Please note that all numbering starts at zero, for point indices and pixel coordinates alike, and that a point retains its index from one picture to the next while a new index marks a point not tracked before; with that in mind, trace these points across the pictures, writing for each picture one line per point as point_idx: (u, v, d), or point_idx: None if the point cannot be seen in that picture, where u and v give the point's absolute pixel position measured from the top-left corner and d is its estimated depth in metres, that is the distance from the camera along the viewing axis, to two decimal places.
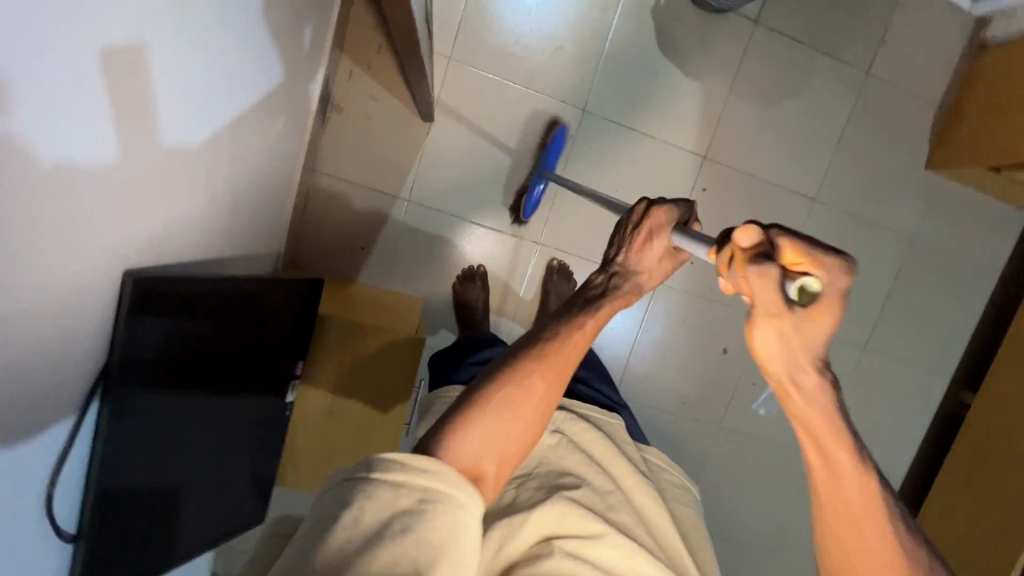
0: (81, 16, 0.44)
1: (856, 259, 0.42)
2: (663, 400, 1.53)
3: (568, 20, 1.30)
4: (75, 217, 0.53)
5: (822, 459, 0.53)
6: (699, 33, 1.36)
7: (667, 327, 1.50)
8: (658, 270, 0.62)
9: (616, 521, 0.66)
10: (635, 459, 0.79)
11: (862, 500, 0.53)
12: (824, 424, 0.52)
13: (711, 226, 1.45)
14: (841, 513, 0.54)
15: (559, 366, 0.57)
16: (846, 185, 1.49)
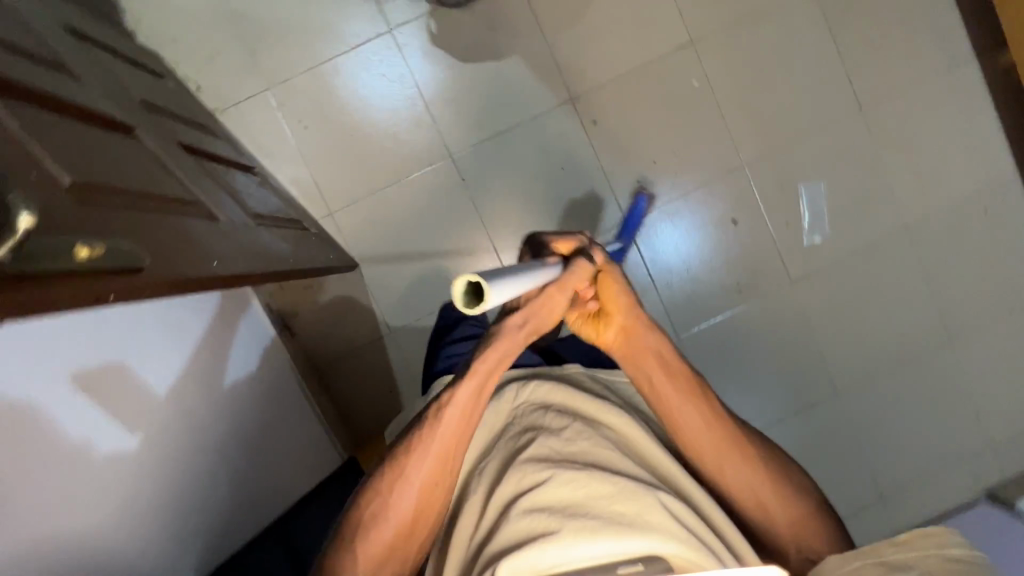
0: (60, 356, 0.68)
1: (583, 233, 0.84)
2: (721, 302, 1.46)
3: (383, 110, 1.40)
4: (103, 490, 0.72)
5: (716, 442, 0.76)
6: (483, 20, 1.38)
7: (670, 245, 1.45)
8: (546, 309, 0.75)
9: (578, 456, 0.66)
10: (596, 390, 0.84)
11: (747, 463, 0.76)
12: (682, 389, 0.78)
13: (629, 141, 1.42)
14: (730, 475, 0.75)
15: (434, 442, 0.72)
16: (710, 5, 1.39)
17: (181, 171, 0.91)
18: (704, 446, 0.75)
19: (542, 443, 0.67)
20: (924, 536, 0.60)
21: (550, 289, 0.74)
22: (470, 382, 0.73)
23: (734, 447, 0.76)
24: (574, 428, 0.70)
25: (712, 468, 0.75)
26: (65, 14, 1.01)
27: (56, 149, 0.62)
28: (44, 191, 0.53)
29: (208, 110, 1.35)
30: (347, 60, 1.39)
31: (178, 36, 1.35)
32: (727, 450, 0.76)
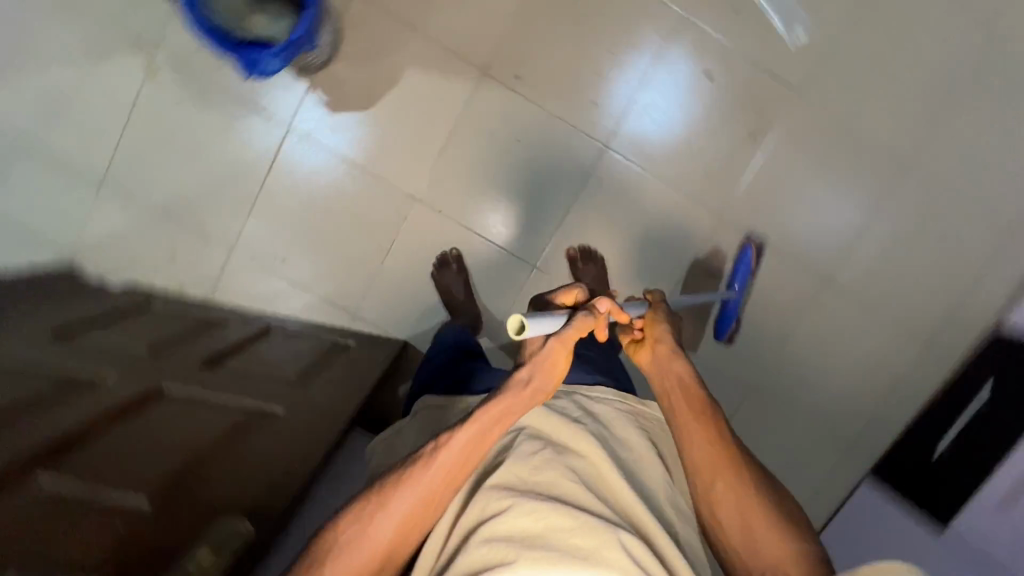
0: None
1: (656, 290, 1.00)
2: (743, 156, 1.37)
3: (331, 200, 1.35)
4: None
5: (709, 458, 0.78)
6: (357, 57, 1.29)
7: (662, 139, 1.36)
8: (547, 362, 0.71)
9: (540, 489, 0.67)
10: (568, 411, 0.79)
11: (741, 490, 0.75)
12: (694, 406, 0.83)
13: (563, 72, 1.32)
14: (721, 490, 0.76)
15: (428, 482, 0.67)
16: None
17: (226, 394, 0.95)
18: (700, 453, 0.78)
19: (506, 471, 0.69)
20: None
21: (559, 337, 0.71)
22: (470, 427, 0.69)
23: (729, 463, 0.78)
24: (545, 454, 0.70)
25: (705, 475, 0.77)
26: (34, 321, 1.01)
27: (116, 479, 0.70)
28: (106, 534, 0.65)
29: (202, 302, 1.37)
30: (273, 178, 1.34)
31: (135, 258, 1.37)
32: (721, 464, 0.77)
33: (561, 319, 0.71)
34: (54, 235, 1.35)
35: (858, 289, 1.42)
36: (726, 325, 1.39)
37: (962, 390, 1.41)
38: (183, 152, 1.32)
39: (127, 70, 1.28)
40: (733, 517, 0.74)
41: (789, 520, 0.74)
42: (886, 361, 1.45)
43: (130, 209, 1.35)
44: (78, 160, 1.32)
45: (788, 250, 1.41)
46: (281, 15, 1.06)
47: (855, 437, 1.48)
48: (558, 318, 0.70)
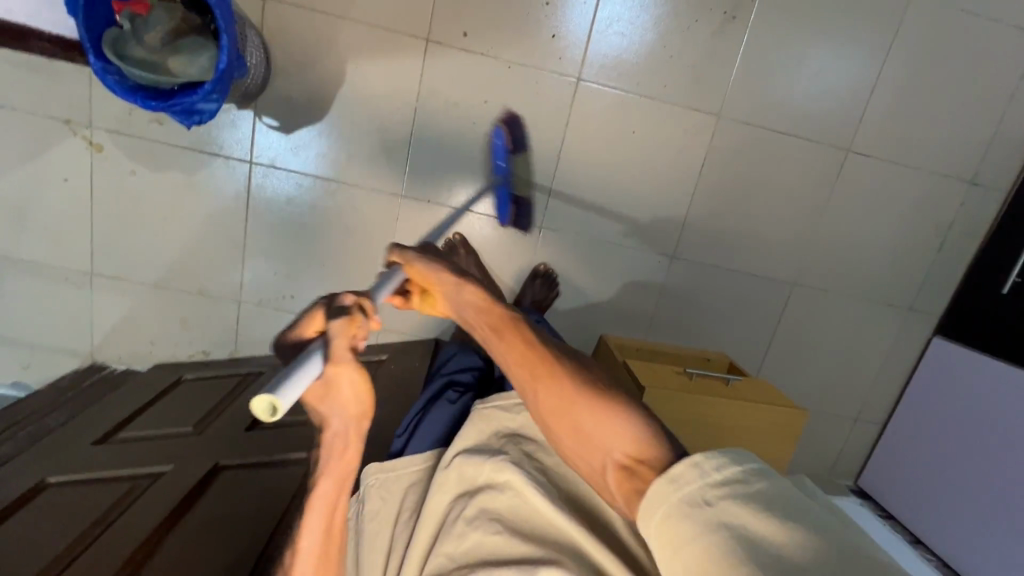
0: None
1: (388, 244, 0.83)
2: (728, 46, 1.25)
3: (317, 223, 1.30)
4: None
5: (533, 382, 0.68)
6: (295, 69, 1.19)
7: (639, 56, 1.24)
8: (341, 389, 0.60)
9: (473, 556, 0.68)
10: (488, 447, 0.78)
11: (572, 399, 0.65)
12: (498, 323, 0.74)
13: (512, 16, 1.20)
14: (556, 411, 0.66)
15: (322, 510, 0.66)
16: None
17: (277, 452, 1.00)
18: (519, 378, 0.70)
19: (439, 553, 0.70)
20: (690, 466, 0.53)
21: (331, 362, 0.57)
22: (332, 459, 0.65)
23: (548, 370, 0.68)
24: (465, 515, 0.70)
25: (531, 396, 0.68)
26: (79, 438, 1.01)
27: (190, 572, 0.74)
28: None
29: (228, 360, 1.35)
30: (255, 219, 1.28)
31: (149, 337, 1.35)
32: (541, 375, 0.68)
33: (315, 354, 0.54)
34: (67, 338, 1.34)
35: (877, 152, 1.34)
36: (505, 209, 1.31)
37: (1014, 220, 1.35)
38: (156, 220, 1.27)
39: (71, 155, 1.21)
40: (579, 433, 0.64)
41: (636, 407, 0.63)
42: (925, 213, 1.39)
43: (126, 293, 1.32)
44: (60, 260, 1.28)
45: (800, 131, 1.32)
46: (199, 49, 0.94)
47: (911, 297, 1.46)
48: (308, 368, 0.53)
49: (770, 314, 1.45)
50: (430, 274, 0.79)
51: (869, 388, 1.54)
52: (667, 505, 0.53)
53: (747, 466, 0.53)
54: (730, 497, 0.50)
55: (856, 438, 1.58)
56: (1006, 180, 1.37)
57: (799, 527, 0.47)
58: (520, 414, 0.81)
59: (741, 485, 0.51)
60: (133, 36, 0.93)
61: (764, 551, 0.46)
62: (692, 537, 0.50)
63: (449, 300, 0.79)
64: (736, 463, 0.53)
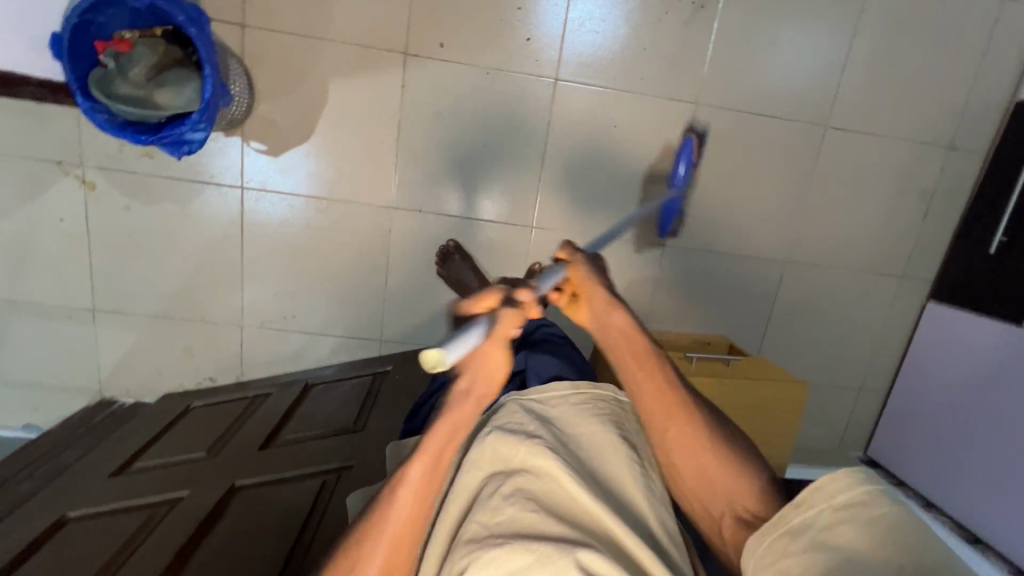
0: None
1: (568, 240, 0.86)
2: (699, 36, 1.28)
3: (313, 242, 1.32)
4: None
5: (666, 413, 0.79)
6: (278, 92, 1.21)
7: (613, 53, 1.27)
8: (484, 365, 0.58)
9: (505, 530, 0.64)
10: (525, 427, 0.76)
11: (700, 441, 0.77)
12: (643, 357, 0.83)
13: (485, 25, 1.22)
14: (684, 446, 0.78)
15: (394, 521, 0.60)
16: None
17: (291, 469, 1.01)
18: (651, 413, 0.80)
19: (471, 522, 0.66)
20: (817, 490, 0.60)
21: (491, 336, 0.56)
22: (423, 458, 0.60)
23: (683, 414, 0.78)
24: (501, 491, 0.68)
25: (662, 432, 0.79)
26: (94, 473, 1.02)
27: None
28: None
29: (235, 384, 1.37)
30: (251, 243, 1.30)
31: (156, 367, 1.36)
32: (678, 417, 0.79)
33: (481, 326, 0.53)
34: (75, 376, 1.35)
35: (855, 125, 1.37)
36: (670, 221, 1.33)
37: (994, 181, 1.38)
38: (154, 253, 1.29)
39: (65, 196, 1.23)
40: (699, 468, 0.77)
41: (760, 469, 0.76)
42: (907, 181, 1.42)
43: (130, 327, 1.33)
44: (62, 299, 1.30)
45: (777, 111, 1.34)
46: (183, 80, 0.96)
47: (903, 265, 1.48)
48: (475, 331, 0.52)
49: (765, 293, 1.47)
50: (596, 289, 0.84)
51: (869, 358, 1.56)
52: (784, 527, 0.60)
53: (872, 489, 0.59)
54: (847, 515, 0.57)
55: (861, 408, 1.60)
56: (984, 143, 1.39)
57: (899, 544, 0.53)
58: (555, 406, 0.82)
59: (861, 508, 0.57)
60: (117, 73, 0.95)
61: (868, 563, 0.52)
62: (798, 550, 0.57)
63: (599, 316, 0.85)
64: (859, 483, 0.59)
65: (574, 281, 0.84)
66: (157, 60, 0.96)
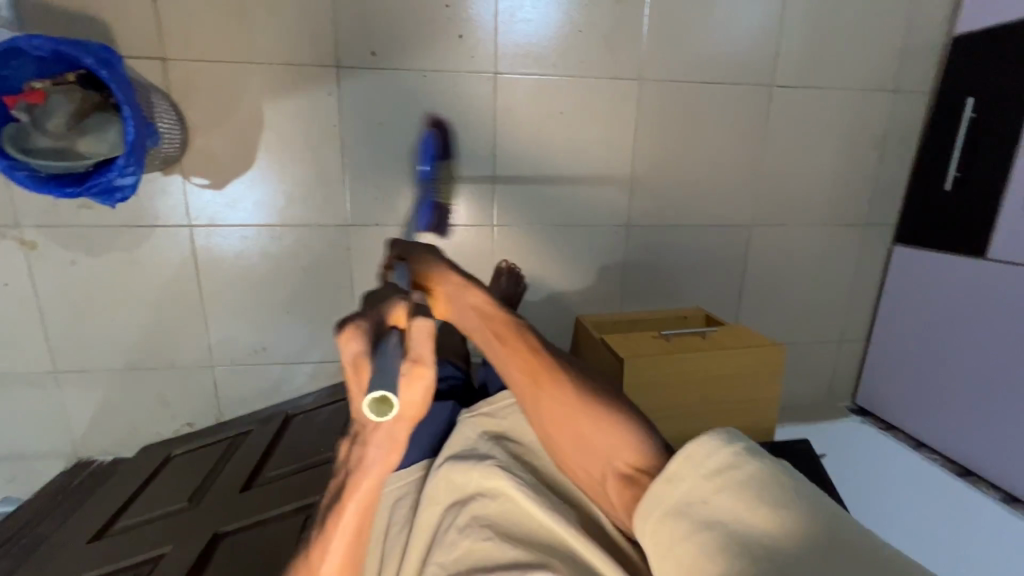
0: None
1: (417, 245, 0.89)
2: (631, 12, 1.26)
3: (273, 272, 1.29)
4: None
5: (534, 385, 0.77)
6: (210, 123, 1.17)
7: (547, 40, 1.25)
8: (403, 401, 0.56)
9: (465, 561, 0.67)
10: (477, 450, 0.81)
11: (563, 404, 0.75)
12: (505, 329, 0.81)
13: (414, 27, 1.19)
14: (553, 414, 0.76)
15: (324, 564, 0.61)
16: None
17: (276, 506, 0.99)
18: (525, 388, 0.78)
19: (434, 561, 0.69)
20: (684, 460, 0.62)
21: (412, 363, 0.57)
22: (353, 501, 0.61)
23: (549, 379, 0.76)
24: (459, 522, 0.71)
25: (537, 405, 0.77)
26: (74, 541, 0.99)
27: None
28: None
29: (215, 426, 1.33)
30: (209, 281, 1.27)
31: (130, 421, 1.33)
32: (545, 385, 0.76)
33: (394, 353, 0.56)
34: (47, 442, 1.31)
35: (799, 81, 1.37)
36: (427, 214, 1.20)
37: (941, 119, 1.39)
38: (106, 306, 1.24)
39: (2, 260, 1.18)
40: (571, 437, 0.75)
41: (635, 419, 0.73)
42: (858, 130, 1.42)
43: (95, 384, 1.29)
44: (20, 367, 1.25)
45: (720, 77, 1.34)
46: (106, 124, 0.93)
47: (865, 213, 1.50)
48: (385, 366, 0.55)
49: (735, 259, 1.48)
50: (444, 279, 0.84)
51: (844, 309, 1.57)
52: (669, 506, 0.61)
53: (736, 448, 0.61)
54: (718, 483, 0.59)
55: (843, 359, 1.62)
56: (927, 82, 1.40)
57: (771, 503, 0.55)
58: (506, 418, 0.87)
59: (732, 472, 0.59)
60: (33, 126, 0.91)
61: (760, 536, 0.54)
62: (686, 532, 0.58)
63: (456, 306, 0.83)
64: (726, 446, 0.62)
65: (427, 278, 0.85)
66: (75, 106, 0.92)
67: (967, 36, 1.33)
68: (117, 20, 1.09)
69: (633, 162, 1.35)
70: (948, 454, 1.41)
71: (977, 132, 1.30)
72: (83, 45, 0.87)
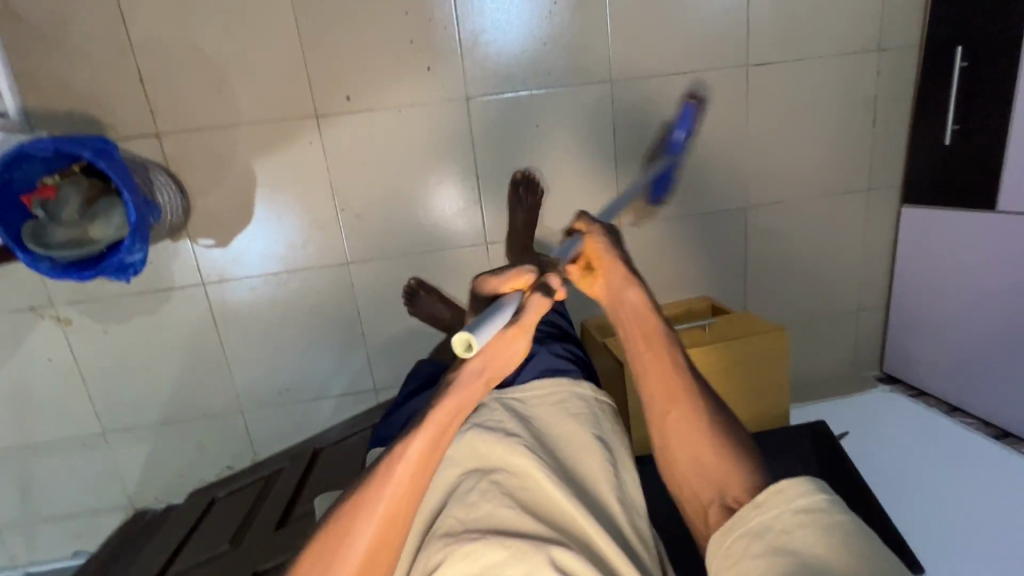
0: None
1: (591, 217, 0.93)
2: (591, 18, 1.27)
3: (285, 317, 1.36)
4: None
5: (671, 391, 0.80)
6: (207, 187, 1.24)
7: (513, 58, 1.27)
8: (506, 352, 0.69)
9: (481, 524, 0.73)
10: (503, 426, 0.86)
11: (691, 418, 0.78)
12: (654, 338, 0.85)
13: (382, 68, 1.23)
14: (680, 426, 0.78)
15: (391, 490, 0.64)
16: None
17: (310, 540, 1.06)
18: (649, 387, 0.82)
19: (447, 518, 0.75)
20: (774, 493, 0.66)
21: (515, 327, 0.69)
22: (426, 433, 0.65)
23: (685, 398, 0.79)
24: (480, 487, 0.77)
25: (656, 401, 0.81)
26: None
27: None
28: None
29: (252, 465, 1.42)
30: (228, 334, 1.35)
31: (176, 470, 1.42)
32: (679, 400, 0.79)
33: (512, 309, 0.67)
34: (105, 497, 1.42)
35: (775, 56, 1.34)
36: (665, 184, 1.36)
37: (931, 72, 1.34)
38: (139, 368, 1.34)
39: (43, 339, 1.29)
40: (688, 447, 0.77)
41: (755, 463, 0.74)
42: (845, 96, 1.38)
43: (140, 440, 1.39)
44: (72, 433, 1.36)
45: (692, 66, 1.32)
46: (111, 210, 1.00)
47: (866, 178, 1.45)
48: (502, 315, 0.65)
49: (735, 242, 1.46)
50: (615, 265, 0.90)
51: (858, 279, 1.53)
52: (744, 525, 0.66)
53: (824, 496, 0.65)
54: (803, 522, 0.62)
55: (863, 330, 1.58)
56: (913, 35, 1.35)
57: (851, 552, 0.58)
58: (534, 405, 0.94)
59: (812, 513, 0.63)
60: (48, 221, 0.99)
61: (830, 570, 0.58)
62: (760, 552, 0.63)
63: (613, 295, 0.90)
64: (817, 493, 0.65)
65: (589, 250, 0.91)
66: (84, 197, 1.00)
67: None
68: (111, 105, 1.17)
69: (615, 163, 1.35)
70: (984, 417, 1.36)
71: (971, 81, 1.25)
72: (80, 141, 0.94)
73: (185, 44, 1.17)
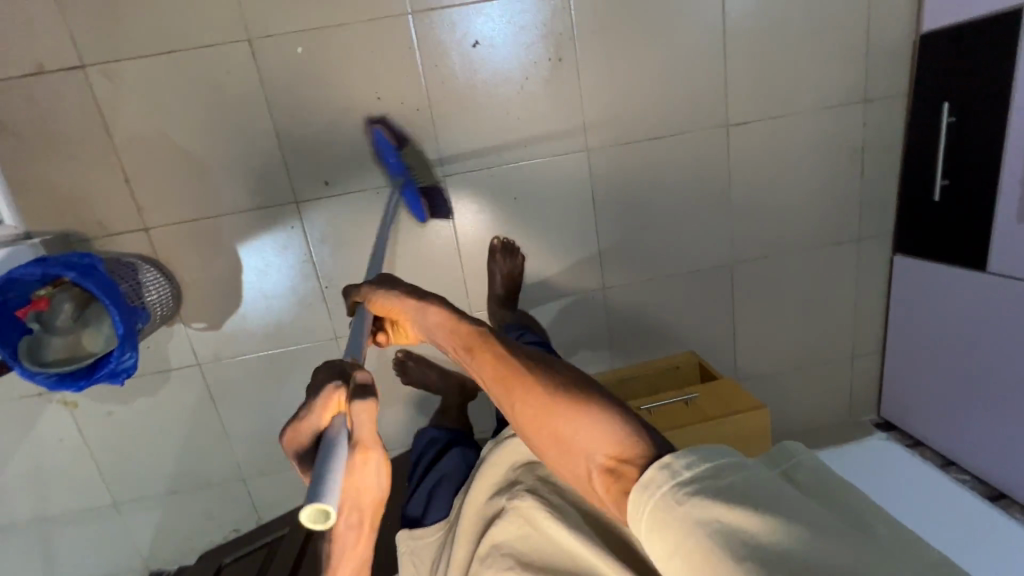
0: None
1: (361, 284, 0.87)
2: (565, 91, 1.26)
3: (279, 390, 1.40)
4: None
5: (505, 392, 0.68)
6: (195, 274, 1.28)
7: (488, 135, 1.27)
8: (368, 483, 0.64)
9: None
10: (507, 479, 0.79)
11: (533, 407, 0.65)
12: (464, 337, 0.73)
13: (358, 152, 1.25)
14: (528, 421, 0.65)
15: None
16: (212, 16, 1.14)
17: None
18: (497, 395, 0.69)
19: None
20: (664, 466, 0.53)
21: (361, 446, 0.62)
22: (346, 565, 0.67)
23: (515, 380, 0.67)
24: (486, 552, 0.72)
25: (509, 410, 0.67)
26: None
27: None
28: None
29: (256, 528, 1.48)
30: (225, 408, 1.40)
31: (185, 534, 1.49)
32: (515, 389, 0.66)
33: (341, 440, 0.56)
34: (121, 560, 1.50)
35: (757, 115, 1.31)
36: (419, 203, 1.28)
37: (920, 122, 1.30)
38: (144, 443, 1.40)
39: (53, 421, 1.36)
40: (549, 444, 0.64)
41: (618, 413, 0.60)
42: (832, 148, 1.35)
43: (149, 508, 1.46)
44: (86, 504, 1.44)
45: (671, 129, 1.31)
46: (102, 314, 1.07)
47: (857, 227, 1.42)
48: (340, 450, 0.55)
49: (722, 297, 1.45)
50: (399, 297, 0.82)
51: (851, 325, 1.51)
52: (642, 510, 0.52)
53: (723, 460, 0.52)
54: (699, 493, 0.49)
55: (859, 375, 1.56)
56: (900, 85, 1.31)
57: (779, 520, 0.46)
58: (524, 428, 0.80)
59: (716, 479, 0.50)
60: (44, 331, 1.04)
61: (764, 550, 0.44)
62: (681, 536, 0.48)
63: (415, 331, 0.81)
64: (714, 458, 0.52)
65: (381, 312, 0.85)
66: (77, 302, 1.05)
67: (937, 33, 1.23)
68: (98, 202, 1.21)
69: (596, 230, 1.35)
70: (977, 473, 1.34)
71: (959, 136, 1.21)
72: (63, 263, 0.99)
73: (167, 143, 1.20)
